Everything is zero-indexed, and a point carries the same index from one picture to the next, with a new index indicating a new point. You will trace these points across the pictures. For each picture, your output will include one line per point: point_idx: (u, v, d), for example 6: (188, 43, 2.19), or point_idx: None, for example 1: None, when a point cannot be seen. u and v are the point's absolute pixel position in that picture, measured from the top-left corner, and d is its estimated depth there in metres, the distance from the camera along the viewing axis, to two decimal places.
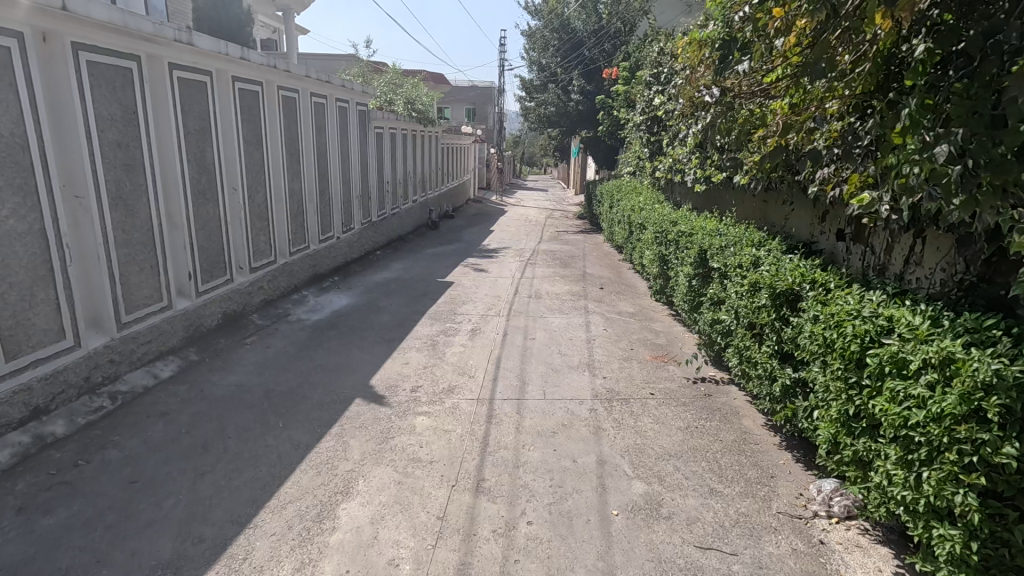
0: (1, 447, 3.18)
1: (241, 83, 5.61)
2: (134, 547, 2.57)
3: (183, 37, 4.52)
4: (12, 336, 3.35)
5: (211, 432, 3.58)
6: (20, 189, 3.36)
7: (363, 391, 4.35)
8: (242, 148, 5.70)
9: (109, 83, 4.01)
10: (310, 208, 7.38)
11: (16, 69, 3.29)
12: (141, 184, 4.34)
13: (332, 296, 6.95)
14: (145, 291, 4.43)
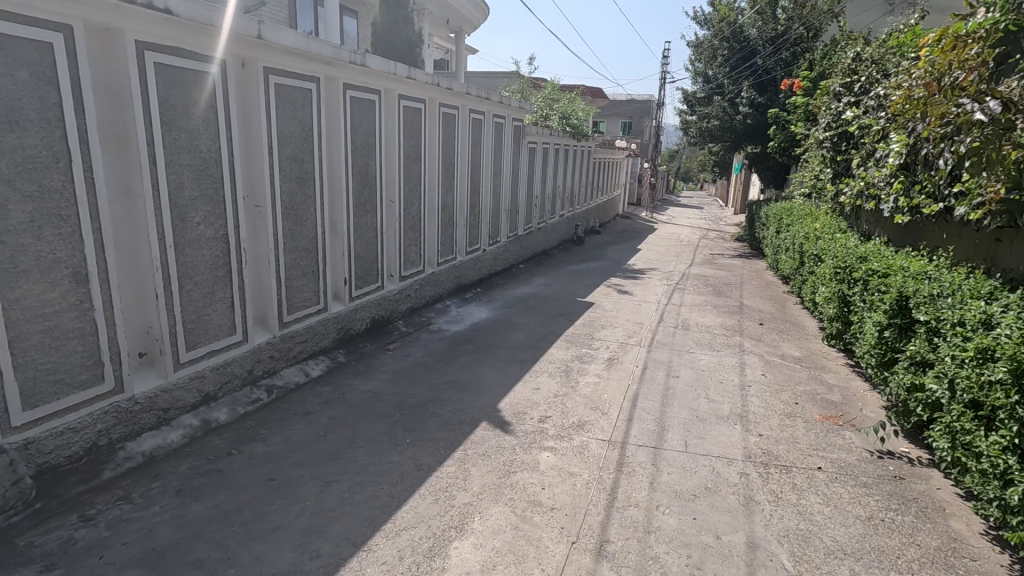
0: (175, 428, 3.46)
1: (407, 100, 5.75)
2: (258, 552, 2.59)
3: (358, 58, 4.69)
4: (193, 329, 3.66)
5: (344, 439, 3.65)
6: (210, 199, 3.67)
7: (490, 415, 4.17)
8: (402, 163, 5.86)
9: (291, 103, 4.29)
10: (461, 221, 7.49)
11: (216, 91, 3.60)
12: (310, 195, 4.59)
13: (472, 308, 6.98)
14: (305, 294, 4.69)
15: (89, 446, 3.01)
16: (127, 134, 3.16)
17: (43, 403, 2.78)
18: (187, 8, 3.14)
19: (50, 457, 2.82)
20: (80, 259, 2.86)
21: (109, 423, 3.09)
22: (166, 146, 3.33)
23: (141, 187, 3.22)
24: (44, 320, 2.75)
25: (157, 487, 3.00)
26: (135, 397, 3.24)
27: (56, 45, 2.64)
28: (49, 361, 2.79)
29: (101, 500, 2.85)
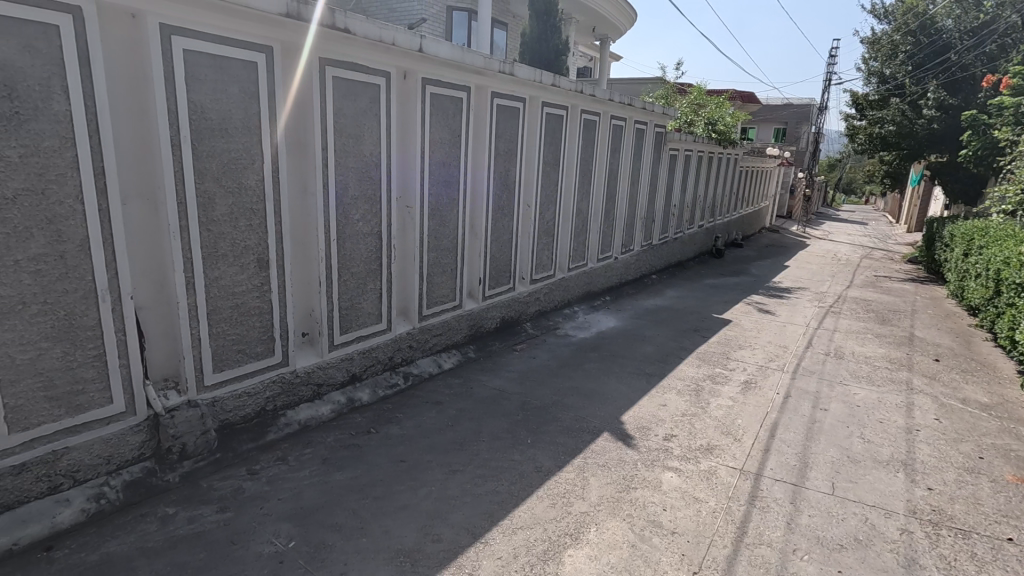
0: (325, 402, 3.84)
1: (549, 107, 5.79)
2: (388, 526, 2.78)
3: (507, 67, 4.77)
4: (346, 315, 3.96)
5: (468, 432, 3.80)
6: (369, 199, 3.95)
7: (612, 426, 4.07)
8: (541, 170, 5.92)
9: (444, 111, 4.44)
10: (594, 227, 7.43)
11: (380, 101, 3.84)
12: (455, 198, 4.77)
13: (600, 316, 6.88)
14: (443, 290, 4.86)
15: (259, 409, 3.43)
16: (307, 139, 3.48)
17: (227, 368, 3.24)
18: (363, 27, 3.43)
19: (230, 415, 3.27)
20: (264, 247, 3.29)
21: (275, 392, 3.52)
22: (337, 150, 3.63)
23: (315, 186, 3.53)
24: (233, 298, 3.20)
25: (308, 454, 3.34)
26: (296, 371, 3.65)
27: (257, 64, 3.06)
28: (235, 333, 3.24)
29: (264, 458, 3.24)
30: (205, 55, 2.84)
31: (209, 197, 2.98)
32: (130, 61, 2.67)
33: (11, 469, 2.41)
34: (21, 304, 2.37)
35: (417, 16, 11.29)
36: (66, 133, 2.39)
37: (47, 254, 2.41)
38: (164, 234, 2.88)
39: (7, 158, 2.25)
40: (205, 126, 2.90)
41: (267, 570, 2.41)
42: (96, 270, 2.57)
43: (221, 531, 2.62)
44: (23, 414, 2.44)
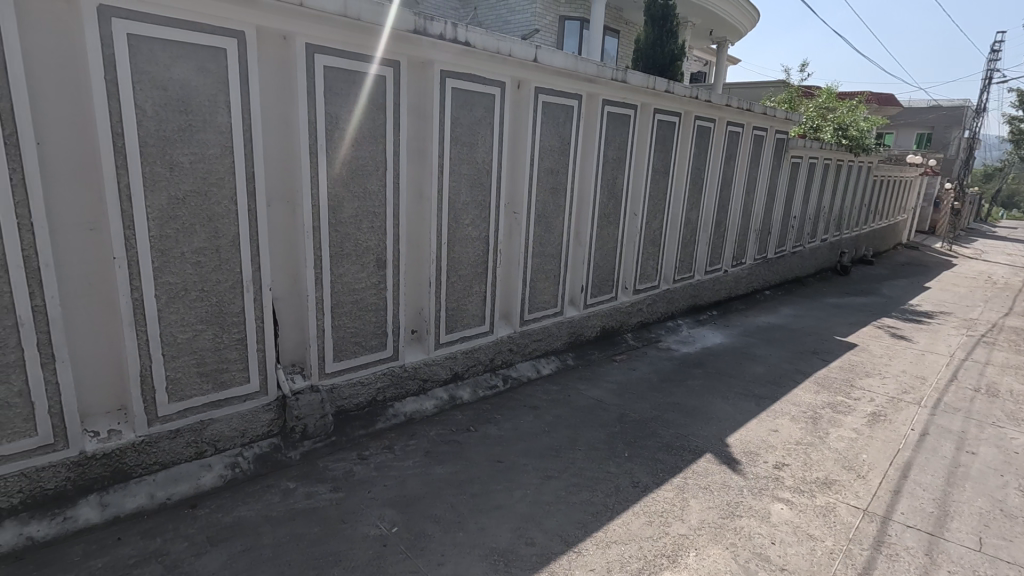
0: (429, 398, 3.99)
1: (663, 114, 5.62)
2: (483, 524, 2.84)
3: (620, 74, 4.71)
4: (452, 316, 4.11)
5: (565, 440, 3.78)
6: (479, 205, 4.08)
7: (716, 448, 3.85)
8: (650, 177, 5.72)
9: (555, 119, 4.47)
10: (704, 238, 7.03)
11: (494, 111, 3.97)
12: (561, 205, 4.78)
13: (706, 331, 6.53)
14: (545, 296, 4.88)
15: (370, 398, 3.66)
16: (425, 147, 3.66)
17: (345, 358, 3.50)
18: (482, 40, 3.56)
19: (345, 401, 3.52)
20: (382, 247, 3.53)
21: (385, 383, 3.73)
22: (452, 158, 3.79)
23: (430, 192, 3.71)
24: (353, 294, 3.46)
25: (412, 445, 3.50)
26: (404, 365, 3.85)
27: (386, 78, 3.30)
28: (353, 326, 3.50)
29: (372, 445, 3.44)
30: (342, 71, 3.10)
31: (338, 201, 3.25)
32: (280, 76, 2.96)
33: (169, 433, 2.78)
34: (184, 290, 2.73)
35: (530, 28, 11.55)
36: (226, 142, 2.72)
37: (206, 248, 2.75)
38: (299, 233, 3.17)
39: (180, 164, 2.60)
40: (338, 135, 3.16)
41: (372, 551, 2.57)
42: (243, 264, 2.90)
43: (333, 508, 2.83)
44: (180, 386, 2.80)
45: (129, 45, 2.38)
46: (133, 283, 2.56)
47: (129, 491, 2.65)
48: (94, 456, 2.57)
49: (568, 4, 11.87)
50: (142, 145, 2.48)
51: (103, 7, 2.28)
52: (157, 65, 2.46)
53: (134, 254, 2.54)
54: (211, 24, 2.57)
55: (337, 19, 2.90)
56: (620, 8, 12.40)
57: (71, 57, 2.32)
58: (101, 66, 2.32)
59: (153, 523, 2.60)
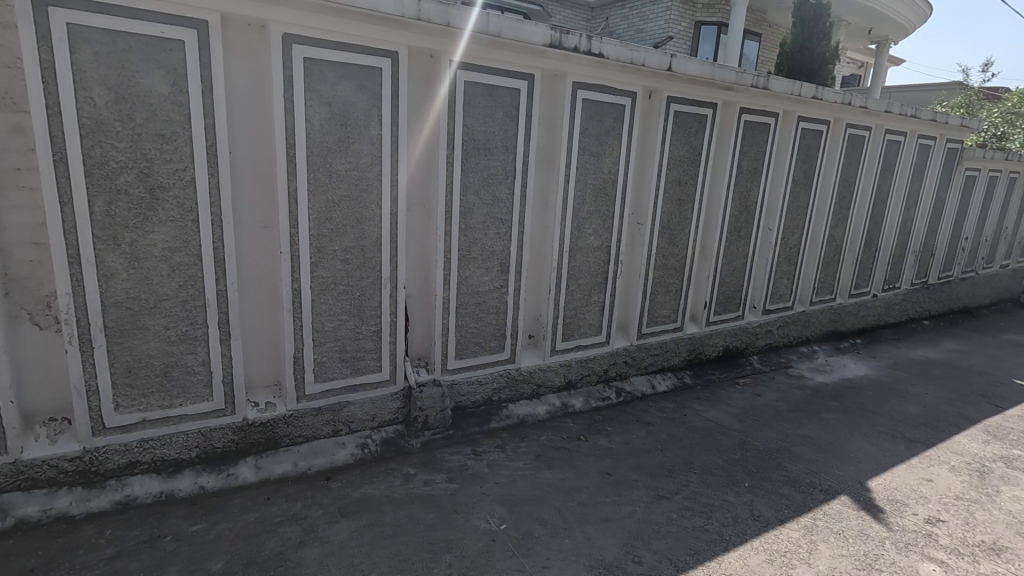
0: (542, 402, 4.03)
1: (808, 122, 5.19)
2: (590, 534, 2.83)
3: (761, 81, 4.44)
4: (569, 324, 4.13)
5: (680, 461, 3.62)
6: (603, 214, 4.07)
7: (854, 491, 3.46)
8: (789, 189, 5.30)
9: (687, 128, 4.33)
10: (851, 258, 6.34)
11: (623, 121, 3.95)
12: (688, 217, 4.60)
13: (848, 359, 5.89)
14: (666, 310, 4.71)
15: (487, 398, 3.79)
16: (553, 157, 3.74)
17: (466, 356, 3.68)
18: (615, 50, 3.57)
19: (463, 398, 3.69)
20: (506, 253, 3.66)
21: (501, 384, 3.85)
22: (578, 168, 3.84)
23: (555, 201, 3.78)
24: (477, 296, 3.63)
25: (523, 447, 3.57)
26: (520, 368, 3.94)
27: (520, 90, 3.43)
28: (475, 327, 3.66)
29: (486, 442, 3.56)
30: (480, 85, 3.28)
31: (469, 207, 3.44)
32: (425, 90, 3.18)
33: (312, 410, 3.12)
34: (333, 283, 3.05)
35: (663, 35, 11.32)
36: (376, 152, 3.00)
37: (353, 247, 3.06)
38: (432, 236, 3.39)
39: (338, 171, 2.92)
40: (473, 146, 3.35)
41: (481, 544, 2.67)
42: (382, 262, 3.17)
43: (448, 498, 2.98)
44: (323, 369, 3.13)
45: (304, 67, 2.72)
46: (293, 275, 2.92)
47: (278, 457, 3.01)
48: (254, 424, 2.95)
49: (705, 9, 11.45)
50: (308, 154, 2.82)
51: (287, 35, 2.64)
52: (325, 84, 2.79)
53: (296, 250, 2.89)
54: (371, 46, 2.86)
55: (479, 35, 3.08)
56: (763, 11, 11.70)
57: (260, 78, 2.70)
58: (282, 86, 2.68)
59: (296, 488, 2.92)
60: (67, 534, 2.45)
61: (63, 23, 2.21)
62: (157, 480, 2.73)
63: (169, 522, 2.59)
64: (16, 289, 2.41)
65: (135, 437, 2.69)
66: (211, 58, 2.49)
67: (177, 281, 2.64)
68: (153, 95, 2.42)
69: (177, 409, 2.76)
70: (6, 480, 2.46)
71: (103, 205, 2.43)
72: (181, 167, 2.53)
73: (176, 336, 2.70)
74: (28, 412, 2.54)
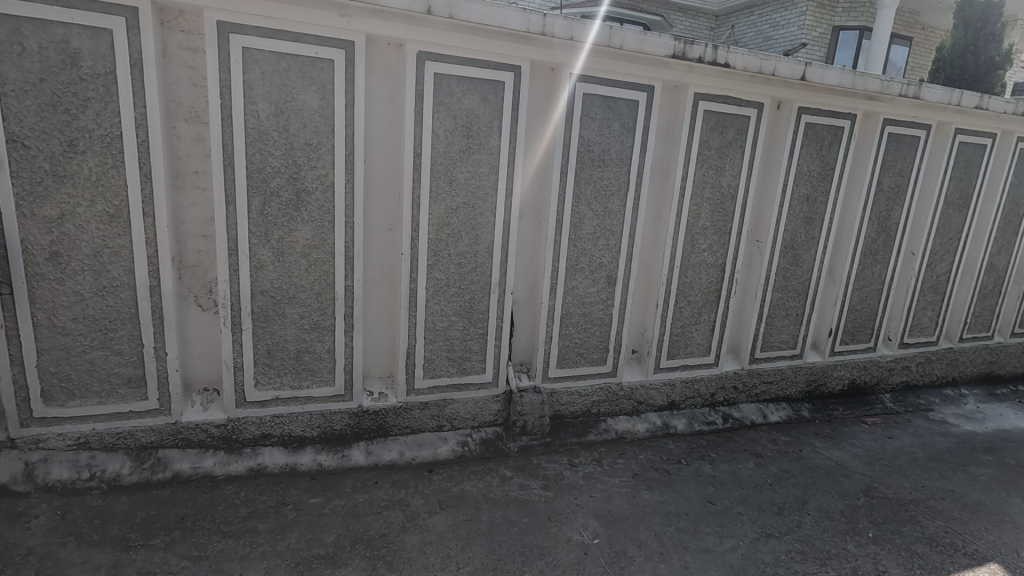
0: (642, 420, 3.92)
1: (968, 135, 4.60)
2: (688, 563, 2.70)
3: (911, 89, 4.02)
4: (676, 341, 3.99)
5: (793, 500, 3.35)
6: (719, 230, 3.90)
7: (1007, 560, 2.99)
8: (940, 210, 4.72)
9: (819, 141, 4.03)
10: (1016, 290, 5.47)
11: (746, 133, 3.76)
12: (815, 237, 4.26)
13: (1007, 407, 5.09)
14: (784, 335, 4.39)
15: (586, 409, 3.77)
16: (669, 169, 3.65)
17: (568, 366, 3.69)
18: (744, 59, 3.42)
19: (563, 407, 3.69)
20: (614, 265, 3.63)
21: (601, 397, 3.81)
22: (695, 182, 3.72)
23: (668, 214, 3.68)
24: (583, 306, 3.63)
25: (620, 464, 3.49)
26: (622, 383, 3.87)
27: (639, 102, 3.40)
28: (579, 337, 3.66)
29: (583, 454, 3.54)
30: (599, 97, 3.30)
31: (580, 218, 3.46)
32: (547, 103, 3.24)
33: (420, 404, 3.30)
34: (447, 285, 3.21)
35: (795, 42, 10.62)
36: (495, 162, 3.13)
37: (467, 252, 3.20)
38: (542, 245, 3.44)
39: (458, 179, 3.08)
40: (588, 157, 3.37)
41: (574, 556, 2.66)
42: (493, 267, 3.29)
43: (543, 505, 3.00)
44: (432, 366, 3.30)
45: (434, 82, 2.90)
46: (412, 275, 3.12)
47: (387, 445, 3.22)
48: (367, 411, 3.18)
49: (847, 13, 10.58)
50: (433, 163, 3.01)
51: (422, 52, 2.84)
52: (452, 97, 2.96)
53: (417, 252, 3.09)
54: (496, 61, 2.99)
55: (603, 48, 3.11)
56: (917, 10, 10.60)
57: (395, 92, 2.92)
58: (414, 99, 2.88)
59: (401, 476, 3.10)
60: (211, 491, 2.80)
61: (239, 47, 2.56)
62: (284, 453, 3.03)
63: (292, 492, 2.86)
64: (187, 274, 2.81)
65: (269, 412, 3.01)
66: (355, 75, 2.75)
67: (313, 275, 2.93)
68: (305, 108, 2.72)
69: (304, 390, 3.05)
70: (168, 438, 2.86)
71: (259, 204, 2.76)
72: (324, 172, 2.82)
73: (309, 324, 2.99)
74: (188, 380, 2.94)
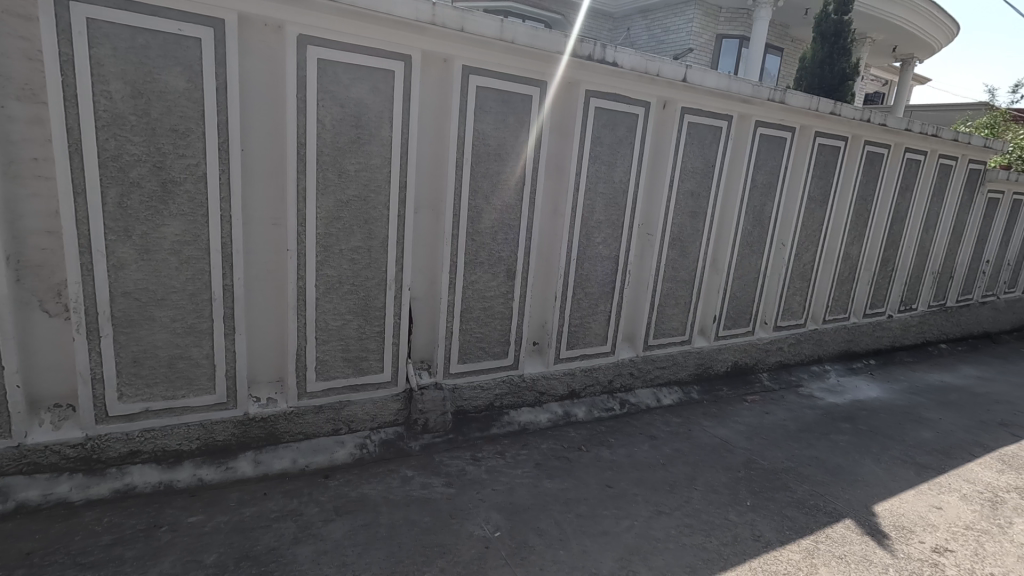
0: (544, 410, 4.00)
1: (826, 138, 5.12)
2: (586, 547, 2.79)
3: (778, 95, 4.40)
4: (575, 331, 4.10)
5: (683, 477, 3.57)
6: (613, 224, 4.05)
7: (860, 515, 3.37)
8: (805, 205, 5.22)
9: (701, 140, 4.30)
10: (867, 277, 6.20)
11: (635, 130, 3.93)
12: (700, 230, 4.55)
13: (861, 380, 5.75)
14: (674, 322, 4.66)
15: (489, 403, 3.78)
16: (564, 164, 3.73)
17: (469, 360, 3.67)
18: (630, 60, 3.57)
19: (465, 403, 3.68)
20: (513, 259, 3.66)
21: (504, 390, 3.83)
22: (589, 177, 3.83)
23: (565, 208, 3.77)
24: (483, 301, 3.63)
25: (524, 455, 3.54)
26: (523, 375, 3.92)
27: (532, 97, 3.43)
28: (480, 331, 3.66)
29: (487, 448, 3.54)
30: (494, 90, 3.29)
31: (478, 212, 3.44)
32: (440, 95, 3.19)
33: (314, 408, 3.14)
34: (339, 283, 3.07)
35: (684, 47, 11.31)
36: (388, 154, 3.03)
37: (360, 247, 3.08)
38: (440, 240, 3.40)
39: (348, 171, 2.95)
40: (484, 150, 3.36)
41: (475, 551, 2.65)
42: (389, 263, 3.19)
43: (444, 503, 2.96)
44: (327, 367, 3.15)
45: (318, 68, 2.75)
46: (300, 273, 2.95)
47: (278, 453, 3.03)
48: (254, 418, 2.97)
49: (728, 23, 11.45)
50: (319, 154, 2.85)
51: (303, 36, 2.68)
52: (339, 85, 2.82)
53: (304, 247, 2.92)
54: (386, 48, 2.89)
55: (496, 42, 3.10)
56: (788, 24, 11.67)
57: (275, 77, 2.75)
58: (295, 86, 2.71)
59: (294, 485, 2.93)
60: (67, 519, 2.48)
61: (83, 17, 2.26)
62: (156, 470, 2.76)
63: (167, 512, 2.61)
64: (28, 276, 2.46)
65: (137, 427, 2.72)
66: (226, 56, 2.53)
67: (185, 274, 2.67)
68: (169, 90, 2.47)
69: (180, 401, 2.79)
70: (10, 463, 2.50)
71: (115, 196, 2.47)
72: (194, 162, 2.58)
73: (182, 328, 2.73)
74: (35, 396, 2.59)
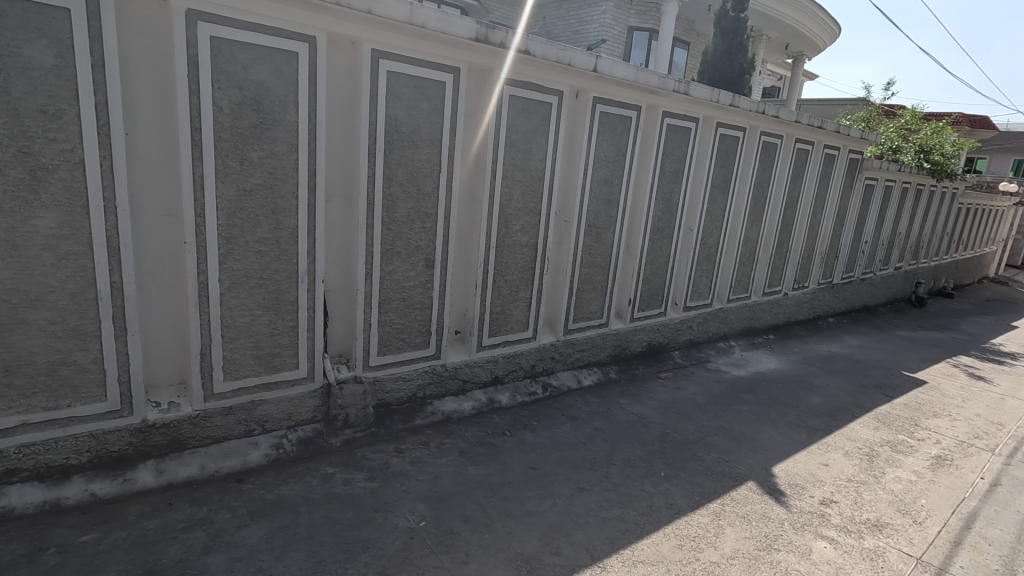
0: (468, 398, 4.01)
1: (727, 128, 5.45)
2: (511, 528, 2.84)
3: (682, 87, 4.63)
4: (496, 319, 4.14)
5: (602, 454, 3.72)
6: (530, 211, 4.11)
7: (760, 477, 3.67)
8: (709, 192, 5.55)
9: (613, 129, 4.44)
10: (765, 258, 6.70)
11: (549, 119, 3.99)
12: (613, 216, 4.71)
13: (761, 354, 6.23)
14: (592, 306, 4.81)
15: (412, 394, 3.74)
16: (481, 152, 3.73)
17: (390, 352, 3.61)
18: (542, 49, 3.61)
19: (387, 395, 3.62)
20: (431, 248, 3.62)
21: (427, 380, 3.81)
22: (505, 165, 3.85)
23: (482, 196, 3.77)
24: (402, 291, 3.57)
25: (448, 444, 3.54)
26: (446, 364, 3.91)
27: (446, 83, 3.39)
28: (400, 322, 3.60)
29: (410, 440, 3.51)
30: (405, 76, 3.22)
31: (393, 201, 3.37)
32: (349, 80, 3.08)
33: (222, 409, 2.97)
34: (246, 277, 2.91)
35: (597, 38, 11.58)
36: (294, 140, 2.88)
37: (268, 238, 2.92)
38: (354, 230, 3.29)
39: (250, 158, 2.78)
40: (397, 137, 3.28)
41: (399, 543, 2.63)
42: (300, 255, 3.05)
43: (367, 497, 2.91)
44: (235, 366, 2.98)
45: (212, 46, 2.57)
46: (200, 267, 2.76)
47: (184, 460, 2.84)
48: (155, 425, 2.77)
49: (637, 16, 11.84)
50: (217, 140, 2.67)
51: (192, 12, 2.48)
52: (236, 66, 2.65)
53: (204, 239, 2.73)
54: (287, 28, 2.74)
55: (405, 25, 3.02)
56: (693, 20, 12.25)
57: (162, 56, 2.54)
58: (186, 65, 2.51)
59: (203, 492, 2.76)
60: None
61: None
62: (40, 489, 2.51)
63: (55, 533, 2.38)
64: None
65: (14, 443, 2.45)
66: (102, 30, 2.30)
67: (64, 272, 2.42)
68: (33, 67, 2.21)
69: (65, 410, 2.54)
70: None
71: None
72: (69, 147, 2.33)
73: (63, 331, 2.48)
74: None
